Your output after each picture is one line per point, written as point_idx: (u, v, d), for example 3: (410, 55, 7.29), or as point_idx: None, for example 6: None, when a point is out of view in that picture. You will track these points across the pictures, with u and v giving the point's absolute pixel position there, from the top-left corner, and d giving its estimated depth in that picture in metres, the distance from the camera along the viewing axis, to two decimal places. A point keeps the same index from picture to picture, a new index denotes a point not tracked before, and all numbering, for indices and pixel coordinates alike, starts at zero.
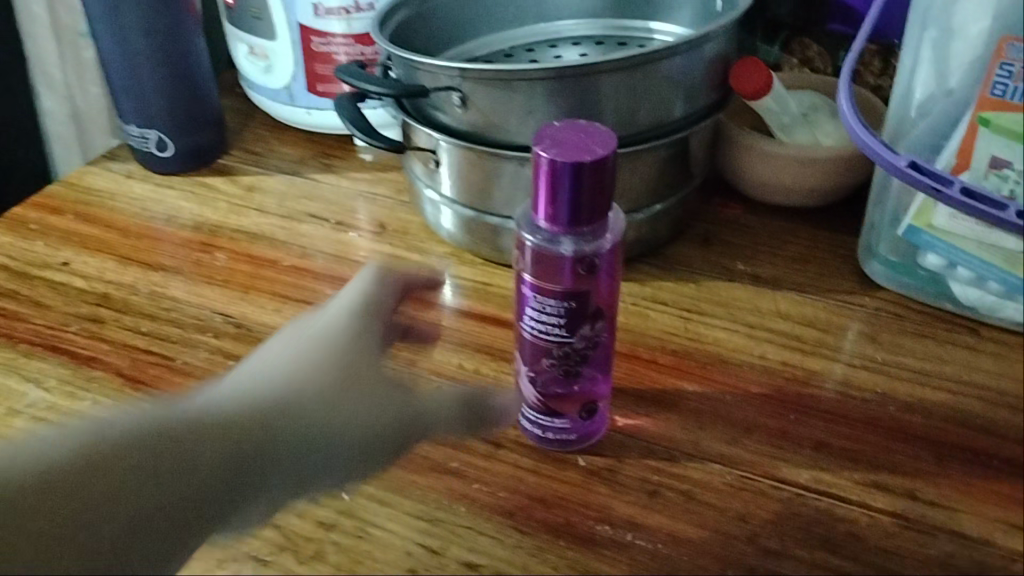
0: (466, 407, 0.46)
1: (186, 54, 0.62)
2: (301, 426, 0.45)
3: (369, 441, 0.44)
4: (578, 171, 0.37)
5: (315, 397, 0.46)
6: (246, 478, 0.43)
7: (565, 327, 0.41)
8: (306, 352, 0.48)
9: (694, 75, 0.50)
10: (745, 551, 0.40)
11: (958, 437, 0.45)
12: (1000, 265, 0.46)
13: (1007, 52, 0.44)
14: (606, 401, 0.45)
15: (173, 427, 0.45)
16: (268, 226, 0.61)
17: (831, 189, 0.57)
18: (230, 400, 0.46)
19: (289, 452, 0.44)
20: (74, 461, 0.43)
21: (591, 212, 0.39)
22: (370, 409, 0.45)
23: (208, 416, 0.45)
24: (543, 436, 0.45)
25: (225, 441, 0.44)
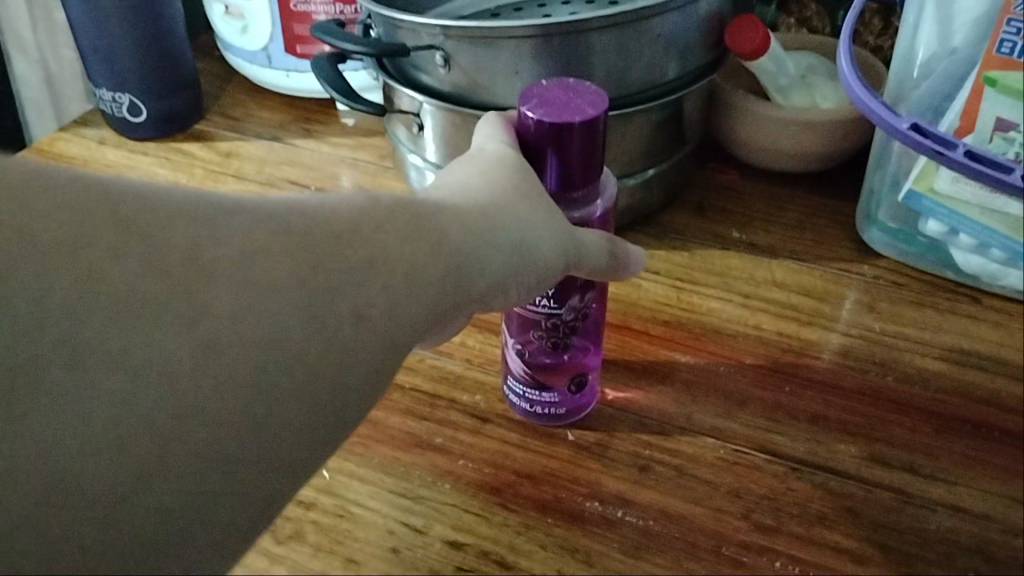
0: (609, 245, 0.38)
1: (159, 15, 0.60)
2: (445, 260, 0.31)
3: (521, 245, 0.34)
4: (566, 132, 0.35)
5: (490, 216, 0.33)
6: (332, 314, 0.29)
7: (553, 299, 0.40)
8: (508, 177, 0.35)
9: (688, 33, 0.48)
10: (739, 527, 0.39)
11: (959, 408, 0.43)
12: (1003, 231, 0.45)
13: (1014, 7, 0.42)
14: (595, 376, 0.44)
15: (241, 229, 0.28)
16: (246, 193, 0.59)
17: (828, 153, 0.55)
18: (307, 216, 0.29)
19: (403, 283, 0.30)
20: (144, 223, 0.28)
21: (582, 175, 0.37)
22: (509, 275, 0.34)
23: (278, 225, 0.29)
24: (529, 410, 0.43)
25: (332, 252, 0.29)
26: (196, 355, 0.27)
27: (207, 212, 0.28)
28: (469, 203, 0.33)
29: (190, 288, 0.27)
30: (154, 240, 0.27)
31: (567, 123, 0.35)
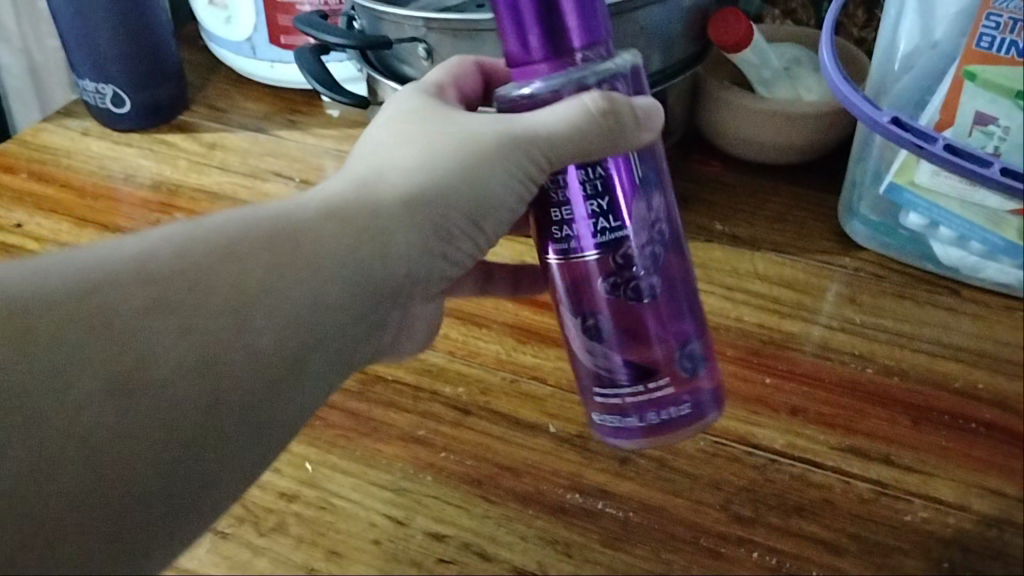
0: (589, 107, 0.33)
1: (141, 5, 0.59)
2: (344, 257, 0.34)
3: (434, 213, 0.35)
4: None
5: (391, 192, 0.35)
6: (263, 307, 0.34)
7: (613, 214, 0.35)
8: (423, 136, 0.36)
9: (670, 25, 0.48)
10: (718, 518, 0.40)
11: (936, 400, 0.44)
12: (986, 225, 0.45)
13: (995, 1, 0.42)
14: (703, 350, 0.37)
15: (185, 252, 0.34)
16: (230, 185, 0.58)
17: (811, 146, 0.56)
18: (232, 228, 0.34)
19: (318, 277, 0.34)
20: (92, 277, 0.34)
21: (580, 25, 0.33)
22: (422, 255, 0.36)
23: (216, 240, 0.34)
24: (631, 436, 0.37)
25: (254, 260, 0.34)
26: (193, 356, 0.34)
27: (160, 247, 0.34)
28: (372, 185, 0.35)
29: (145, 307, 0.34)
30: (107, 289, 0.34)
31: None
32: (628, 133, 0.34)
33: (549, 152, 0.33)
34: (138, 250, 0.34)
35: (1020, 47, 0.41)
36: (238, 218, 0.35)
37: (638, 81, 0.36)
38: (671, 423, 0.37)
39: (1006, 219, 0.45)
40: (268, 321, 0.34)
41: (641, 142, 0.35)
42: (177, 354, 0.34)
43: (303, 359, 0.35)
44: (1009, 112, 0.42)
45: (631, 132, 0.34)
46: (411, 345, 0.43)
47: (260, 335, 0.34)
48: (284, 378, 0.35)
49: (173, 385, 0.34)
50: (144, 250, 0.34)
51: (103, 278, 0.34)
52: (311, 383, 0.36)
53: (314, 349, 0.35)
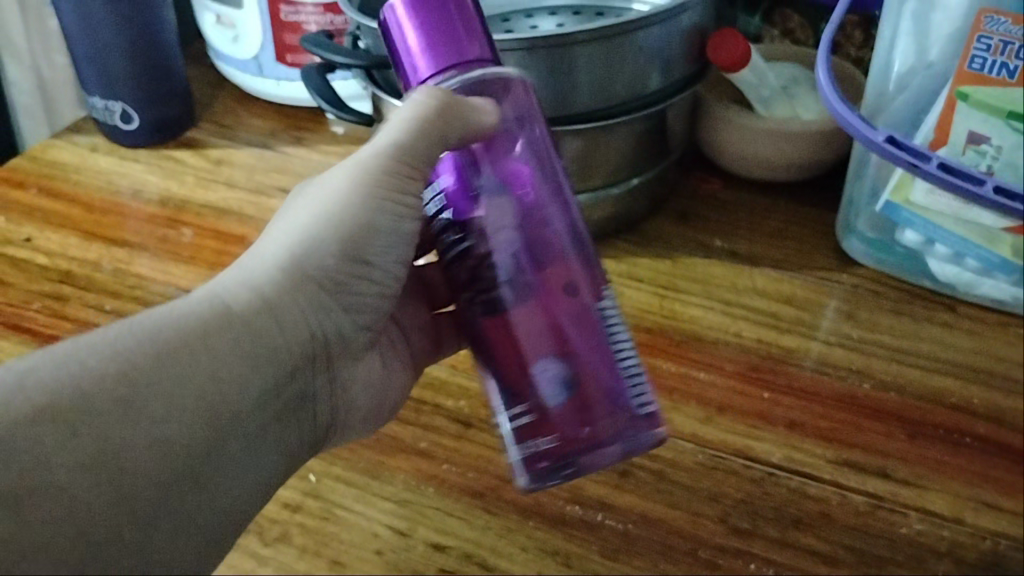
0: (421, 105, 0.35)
1: (152, 24, 0.60)
2: (242, 336, 0.34)
3: (322, 276, 0.36)
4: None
5: (278, 258, 0.36)
6: (179, 396, 0.32)
7: (456, 225, 0.36)
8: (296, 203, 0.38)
9: (670, 45, 0.49)
10: (716, 531, 0.40)
11: (932, 415, 0.44)
12: (979, 242, 0.47)
13: (985, 25, 0.43)
14: (601, 352, 0.36)
15: (79, 361, 0.31)
16: (236, 201, 0.59)
17: (808, 165, 0.56)
18: (123, 332, 0.32)
19: (226, 357, 0.33)
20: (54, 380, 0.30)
21: (425, 57, 0.36)
22: (317, 317, 0.37)
23: (110, 345, 0.32)
24: (540, 462, 0.37)
25: (152, 358, 0.32)
26: (191, 429, 0.32)
27: (49, 359, 0.31)
28: (284, 262, 0.36)
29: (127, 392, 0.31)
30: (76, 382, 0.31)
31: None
32: (470, 109, 0.35)
33: (407, 156, 0.36)
34: (25, 366, 0.31)
35: (1011, 69, 0.43)
36: (127, 322, 0.33)
37: (524, 99, 0.37)
38: (570, 433, 0.36)
39: (1001, 236, 0.46)
40: (184, 410, 0.32)
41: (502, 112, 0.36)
42: (85, 462, 0.30)
43: (227, 439, 0.34)
44: (1001, 131, 0.43)
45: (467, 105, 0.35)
46: (391, 409, 0.43)
47: (173, 426, 0.32)
48: (214, 457, 0.33)
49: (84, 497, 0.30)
50: (32, 365, 0.31)
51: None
52: (239, 459, 0.35)
53: (234, 428, 0.34)
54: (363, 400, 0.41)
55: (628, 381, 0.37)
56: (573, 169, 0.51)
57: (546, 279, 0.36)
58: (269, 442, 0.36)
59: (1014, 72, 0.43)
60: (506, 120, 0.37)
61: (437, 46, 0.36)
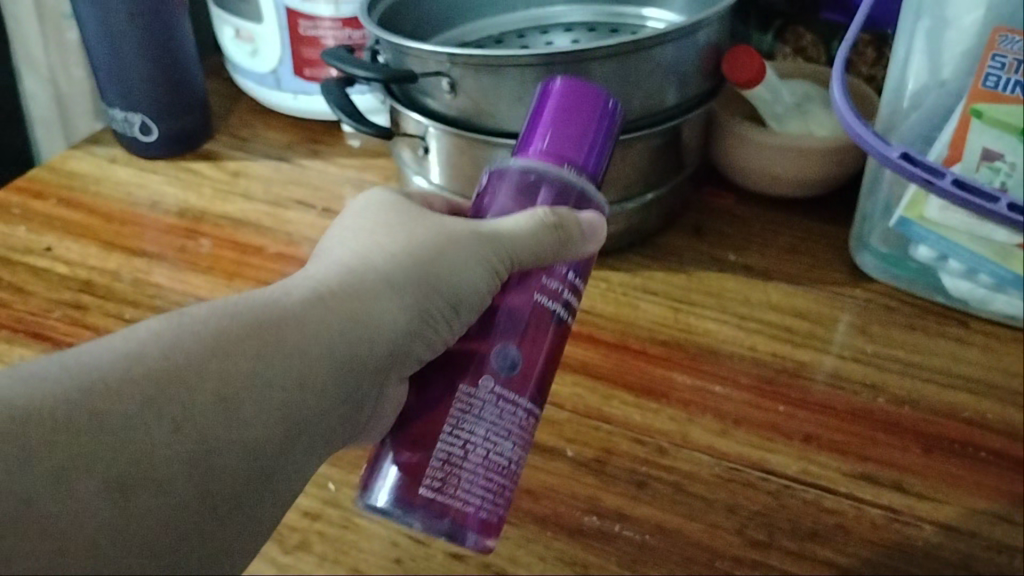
0: (542, 216, 0.36)
1: (171, 36, 0.61)
2: (336, 339, 0.35)
3: (406, 288, 0.36)
4: (551, 93, 0.39)
5: (382, 271, 0.36)
6: (263, 395, 0.34)
7: None
8: (393, 228, 0.37)
9: (685, 62, 0.50)
10: (733, 542, 0.41)
11: (947, 429, 0.45)
12: (992, 257, 0.47)
13: (1000, 44, 0.44)
14: (484, 455, 0.36)
15: (177, 346, 0.33)
16: (254, 212, 0.60)
17: (820, 181, 0.57)
18: (219, 315, 0.34)
19: (308, 347, 0.34)
20: (150, 354, 0.33)
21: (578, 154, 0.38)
22: (404, 341, 0.36)
23: (206, 332, 0.33)
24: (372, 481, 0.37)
25: (247, 348, 0.33)
26: (269, 405, 0.34)
27: (153, 337, 0.33)
28: (364, 269, 0.36)
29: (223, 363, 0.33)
30: (177, 351, 0.33)
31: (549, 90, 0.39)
32: (576, 247, 0.36)
33: (506, 242, 0.36)
34: (127, 344, 0.33)
35: None
36: (223, 307, 0.34)
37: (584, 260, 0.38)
38: (404, 481, 0.36)
39: (1013, 251, 0.47)
40: (262, 397, 0.34)
41: (585, 252, 0.37)
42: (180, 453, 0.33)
43: (295, 443, 0.35)
44: (1015, 148, 0.44)
45: (578, 242, 0.36)
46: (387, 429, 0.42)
47: (253, 425, 0.34)
48: (283, 440, 0.35)
49: (176, 478, 0.33)
50: (134, 349, 0.33)
51: (93, 372, 0.32)
52: (301, 459, 0.36)
53: (302, 433, 0.35)
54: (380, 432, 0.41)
55: (473, 491, 0.36)
56: None
57: (486, 361, 0.36)
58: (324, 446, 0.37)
59: None
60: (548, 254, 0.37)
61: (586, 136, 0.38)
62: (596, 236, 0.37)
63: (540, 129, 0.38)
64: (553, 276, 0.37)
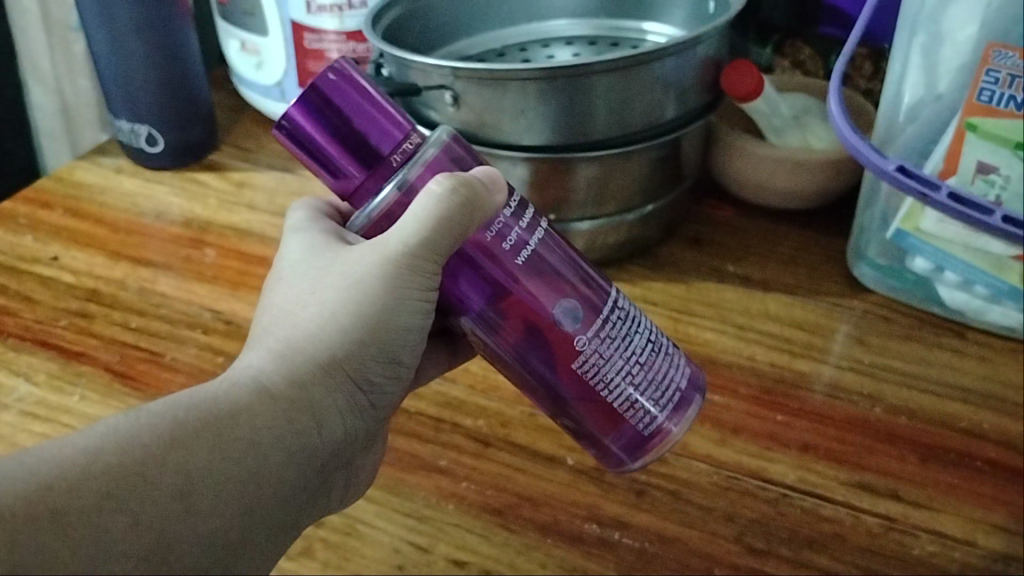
0: (435, 192, 0.35)
1: (177, 48, 0.62)
2: (284, 425, 0.34)
3: (339, 362, 0.36)
4: (296, 134, 0.37)
5: (313, 352, 0.36)
6: (224, 486, 0.31)
7: (482, 316, 0.39)
8: (314, 293, 0.37)
9: (684, 76, 0.50)
10: (731, 550, 0.41)
11: (942, 438, 0.45)
12: (987, 269, 0.48)
13: (993, 59, 0.44)
14: (637, 362, 0.39)
15: (134, 442, 0.30)
16: (258, 222, 0.61)
17: (818, 193, 0.58)
18: (175, 408, 0.32)
19: (264, 436, 0.33)
20: (109, 446, 0.30)
21: (381, 139, 0.37)
22: (348, 412, 0.37)
23: (159, 425, 0.31)
24: (622, 458, 0.41)
25: (203, 439, 0.31)
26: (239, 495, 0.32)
27: (106, 433, 0.30)
28: (299, 352, 0.35)
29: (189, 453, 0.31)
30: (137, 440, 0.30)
31: (293, 134, 0.37)
32: (484, 199, 0.36)
33: (430, 253, 0.35)
34: (86, 440, 0.30)
35: (1018, 101, 0.44)
36: (171, 401, 0.32)
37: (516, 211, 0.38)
38: (629, 434, 0.40)
39: (1009, 263, 0.47)
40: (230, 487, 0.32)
41: (496, 203, 0.37)
42: (143, 557, 0.29)
43: (254, 534, 0.33)
44: (1009, 161, 0.45)
45: (487, 197, 0.36)
46: (359, 482, 0.42)
47: (217, 518, 0.31)
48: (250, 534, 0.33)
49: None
50: (94, 445, 0.30)
51: (53, 471, 0.29)
52: (265, 548, 0.34)
53: (262, 522, 0.33)
54: (365, 479, 0.42)
55: (654, 388, 0.40)
56: (588, 196, 0.52)
57: (570, 331, 0.38)
58: (286, 530, 0.35)
59: (1022, 105, 0.44)
60: (499, 220, 0.37)
61: (374, 117, 0.37)
62: (496, 185, 0.37)
63: (340, 161, 0.37)
64: (510, 221, 0.38)
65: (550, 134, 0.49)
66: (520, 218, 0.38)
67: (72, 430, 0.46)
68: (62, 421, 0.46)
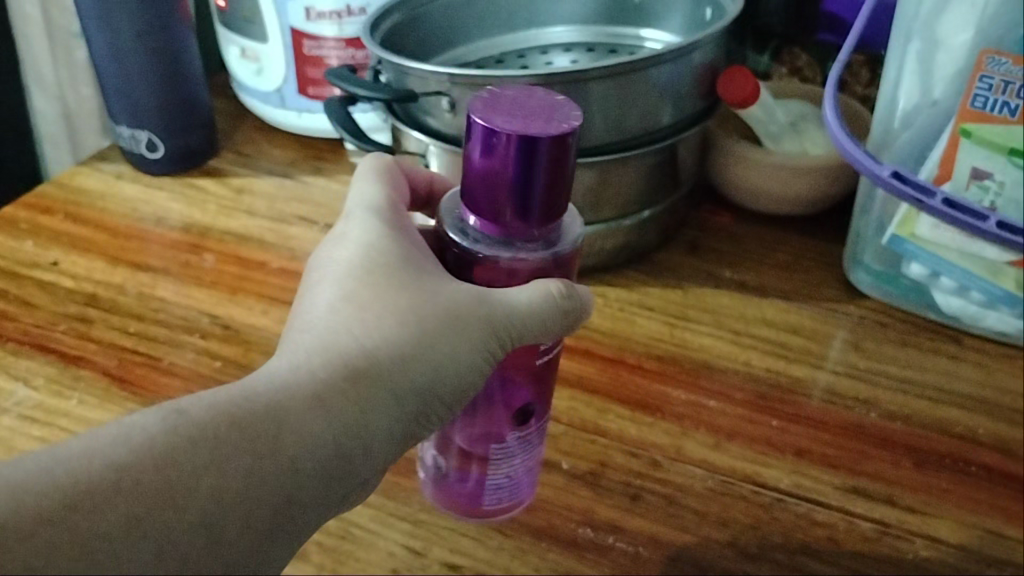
0: (551, 301, 0.36)
1: (178, 55, 0.62)
2: (333, 448, 0.32)
3: (398, 376, 0.34)
4: (495, 143, 0.34)
5: (372, 365, 0.34)
6: (258, 502, 0.30)
7: None
8: (390, 301, 0.35)
9: (681, 82, 0.51)
10: (725, 554, 0.41)
11: (938, 444, 0.45)
12: (982, 275, 0.48)
13: (987, 65, 0.44)
14: (529, 458, 0.42)
15: (179, 453, 0.29)
16: (257, 227, 0.61)
17: (815, 199, 0.58)
18: (221, 420, 0.30)
19: (311, 459, 0.32)
20: (147, 455, 0.29)
21: (515, 214, 0.35)
22: (399, 427, 0.35)
23: (204, 438, 0.30)
24: (455, 494, 0.42)
25: (243, 452, 0.30)
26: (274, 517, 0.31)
27: (144, 439, 0.29)
28: (359, 363, 0.34)
29: (232, 470, 0.30)
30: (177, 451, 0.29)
31: (507, 145, 0.34)
32: (571, 319, 0.38)
33: (511, 336, 0.36)
34: (123, 446, 0.29)
35: (1011, 107, 0.44)
36: (220, 409, 0.31)
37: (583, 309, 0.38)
38: (479, 488, 0.42)
39: (1005, 269, 0.48)
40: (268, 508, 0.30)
41: (574, 327, 0.38)
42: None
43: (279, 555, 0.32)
44: (1003, 168, 0.45)
45: (573, 313, 0.38)
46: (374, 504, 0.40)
47: (251, 541, 0.30)
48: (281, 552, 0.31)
49: None
50: (123, 441, 0.29)
51: (89, 478, 0.28)
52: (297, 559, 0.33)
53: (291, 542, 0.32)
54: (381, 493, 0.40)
55: (523, 473, 0.42)
56: (585, 202, 0.52)
57: (502, 421, 0.40)
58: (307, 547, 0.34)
59: (1015, 110, 0.44)
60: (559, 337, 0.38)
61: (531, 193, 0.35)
62: (584, 311, 0.39)
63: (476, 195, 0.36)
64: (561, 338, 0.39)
65: None
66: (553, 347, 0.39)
67: (70, 434, 0.46)
68: (59, 425, 0.47)
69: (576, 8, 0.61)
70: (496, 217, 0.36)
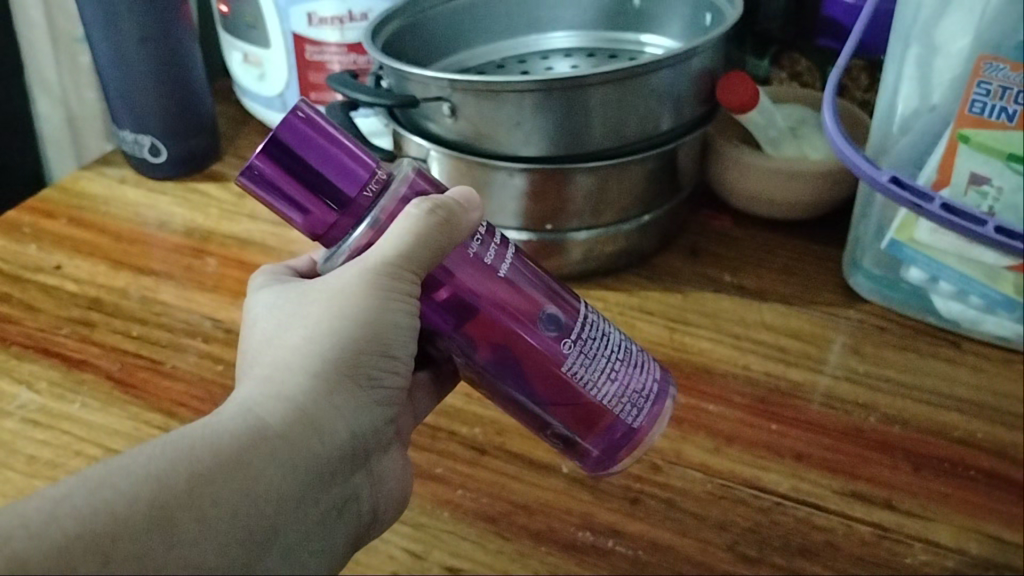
0: (417, 213, 0.37)
1: (181, 60, 0.62)
2: (281, 442, 0.33)
3: (337, 368, 0.36)
4: (273, 181, 0.36)
5: (302, 370, 0.35)
6: (214, 516, 0.31)
7: (466, 340, 0.39)
8: (314, 318, 0.37)
9: (681, 87, 0.51)
10: (724, 558, 0.41)
11: (936, 448, 0.45)
12: (981, 279, 0.48)
13: (985, 71, 0.44)
14: (616, 359, 0.40)
15: (121, 484, 0.30)
16: (259, 232, 0.61)
17: (814, 203, 0.58)
18: (158, 449, 0.32)
19: (259, 457, 0.33)
20: (88, 489, 0.30)
21: (347, 183, 0.36)
22: (352, 413, 0.36)
23: (144, 465, 0.31)
24: (592, 450, 0.41)
25: (191, 474, 0.31)
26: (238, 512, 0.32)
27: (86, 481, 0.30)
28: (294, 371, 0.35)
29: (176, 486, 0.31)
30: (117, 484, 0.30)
31: (268, 167, 0.36)
32: (460, 215, 0.38)
33: (415, 266, 0.36)
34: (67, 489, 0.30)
35: (1010, 113, 0.44)
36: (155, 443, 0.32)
37: (470, 199, 0.39)
38: (598, 433, 0.40)
39: (1004, 274, 0.48)
40: (228, 507, 0.31)
41: (472, 220, 0.38)
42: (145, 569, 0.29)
43: (266, 553, 0.33)
44: (1001, 173, 0.45)
45: (461, 214, 0.38)
46: (386, 512, 0.40)
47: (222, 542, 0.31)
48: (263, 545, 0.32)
49: None
50: (75, 494, 0.30)
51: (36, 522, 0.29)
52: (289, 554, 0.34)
53: (276, 538, 0.33)
54: (392, 493, 0.40)
55: (624, 380, 0.40)
56: (586, 206, 0.53)
57: (543, 338, 0.39)
58: (319, 542, 0.35)
59: (1013, 116, 0.44)
60: (472, 248, 0.38)
61: (338, 161, 0.36)
62: (472, 205, 0.39)
63: (321, 213, 0.37)
64: (484, 242, 0.39)
65: (548, 145, 0.50)
66: (491, 240, 0.39)
67: (73, 438, 0.47)
68: (62, 429, 0.47)
69: (575, 14, 0.61)
70: (343, 207, 0.37)
